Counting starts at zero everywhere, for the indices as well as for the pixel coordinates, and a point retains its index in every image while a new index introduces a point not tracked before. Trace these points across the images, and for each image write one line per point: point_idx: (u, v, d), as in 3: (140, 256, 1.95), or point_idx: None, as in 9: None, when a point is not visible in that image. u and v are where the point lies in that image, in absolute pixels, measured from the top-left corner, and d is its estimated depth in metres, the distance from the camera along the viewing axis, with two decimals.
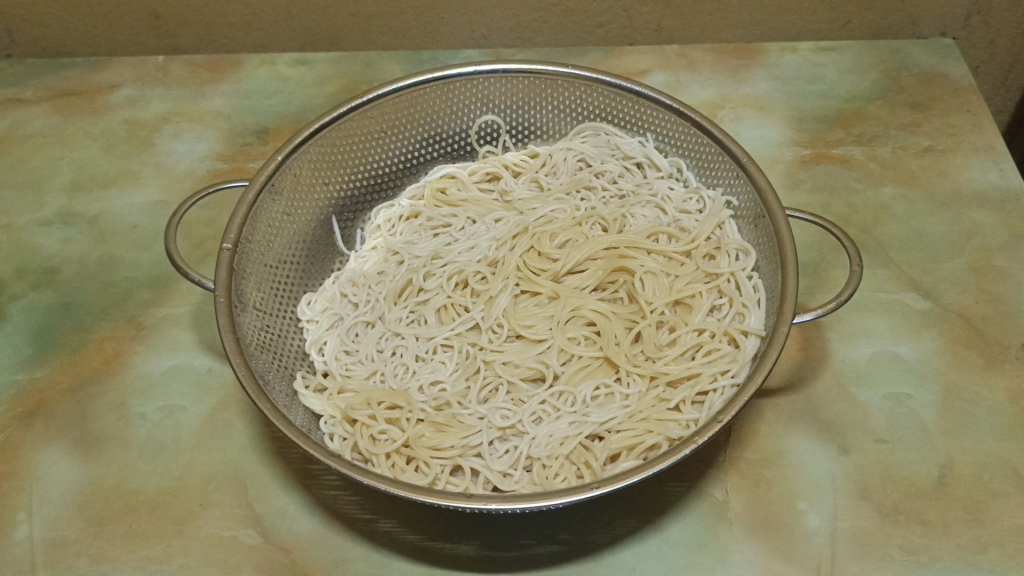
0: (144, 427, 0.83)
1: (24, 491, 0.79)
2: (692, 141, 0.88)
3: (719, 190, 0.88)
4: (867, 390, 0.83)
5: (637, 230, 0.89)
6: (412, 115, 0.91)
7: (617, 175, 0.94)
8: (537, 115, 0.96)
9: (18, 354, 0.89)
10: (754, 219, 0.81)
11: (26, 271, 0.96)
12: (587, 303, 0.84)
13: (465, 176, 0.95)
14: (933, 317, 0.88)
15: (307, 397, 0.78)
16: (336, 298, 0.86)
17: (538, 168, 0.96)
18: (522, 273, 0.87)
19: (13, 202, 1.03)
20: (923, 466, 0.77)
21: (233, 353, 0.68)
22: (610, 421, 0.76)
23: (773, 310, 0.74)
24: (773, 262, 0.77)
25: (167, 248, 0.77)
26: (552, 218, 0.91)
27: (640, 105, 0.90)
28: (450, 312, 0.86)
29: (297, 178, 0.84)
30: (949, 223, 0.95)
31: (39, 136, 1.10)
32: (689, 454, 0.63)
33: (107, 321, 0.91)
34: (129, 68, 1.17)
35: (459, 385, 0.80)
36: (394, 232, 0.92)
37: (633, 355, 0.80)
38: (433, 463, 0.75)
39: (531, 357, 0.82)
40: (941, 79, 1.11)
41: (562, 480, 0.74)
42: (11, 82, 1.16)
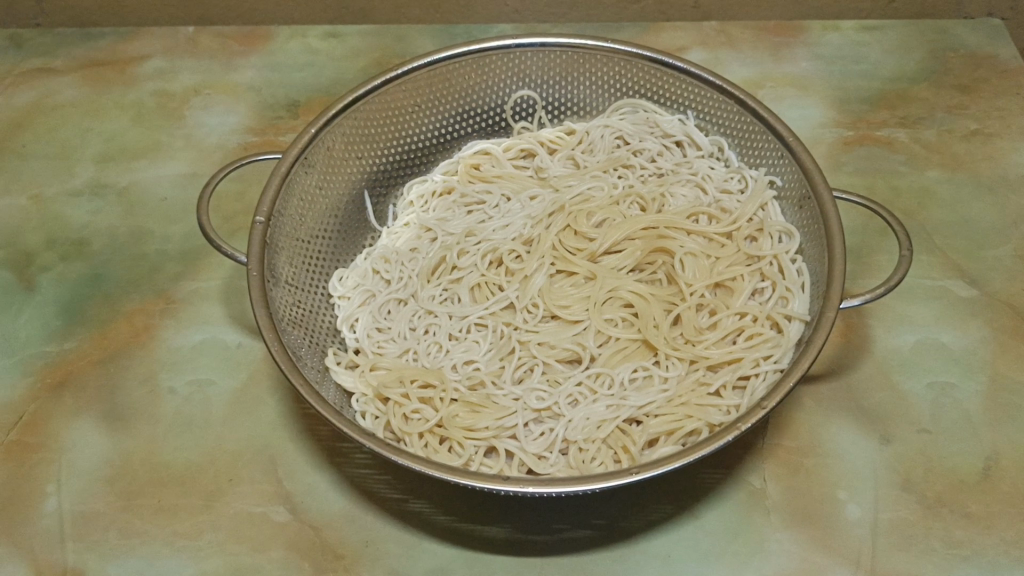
0: (174, 401, 0.82)
1: (53, 464, 0.79)
2: (734, 118, 0.86)
3: (761, 170, 0.85)
4: (909, 378, 0.81)
5: (676, 211, 0.87)
6: (447, 89, 0.89)
7: (656, 154, 0.92)
8: (574, 91, 0.94)
9: (47, 325, 0.88)
10: (799, 200, 0.79)
11: (56, 242, 0.96)
12: (625, 284, 0.82)
13: (500, 152, 0.94)
14: (979, 304, 0.85)
15: (338, 373, 0.77)
16: (368, 274, 0.85)
17: (575, 146, 0.94)
18: (558, 252, 0.85)
19: (43, 172, 1.02)
20: (967, 458, 0.75)
21: (265, 327, 0.67)
22: (648, 405, 0.75)
23: (818, 294, 0.72)
24: (819, 244, 0.74)
25: (199, 220, 0.76)
26: (589, 196, 0.89)
27: (680, 82, 0.88)
28: (483, 291, 0.84)
29: (331, 151, 0.83)
30: (997, 209, 0.93)
31: (68, 106, 1.09)
32: (733, 440, 0.61)
33: (136, 294, 0.90)
34: (159, 39, 1.16)
35: (493, 366, 0.79)
36: (427, 208, 0.91)
37: (672, 339, 0.78)
38: (467, 445, 0.74)
39: (568, 338, 0.80)
40: (989, 60, 1.08)
41: (599, 465, 0.73)
42: (40, 51, 1.15)
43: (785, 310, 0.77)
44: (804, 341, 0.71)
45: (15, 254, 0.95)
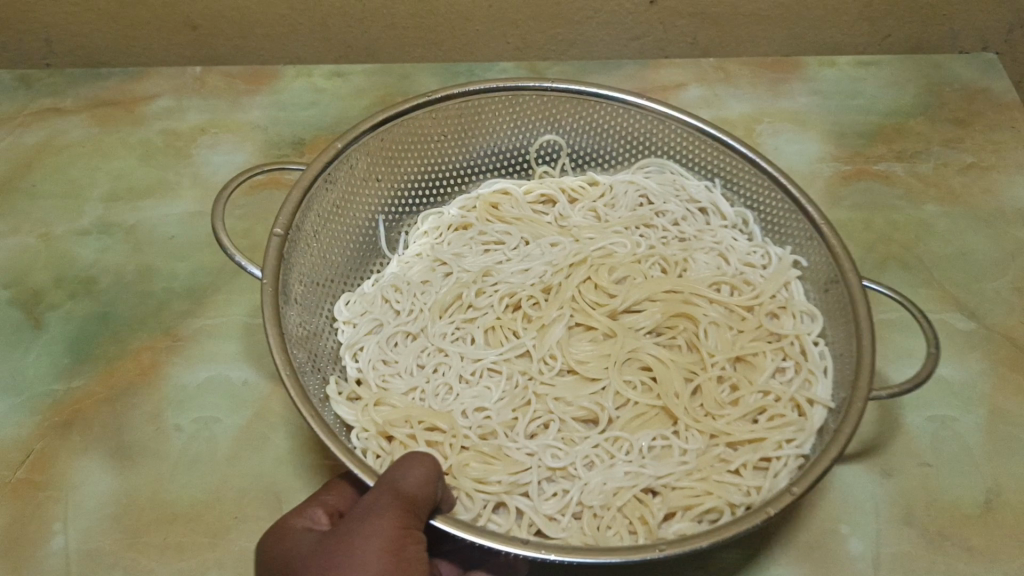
0: (180, 439, 0.83)
1: (60, 502, 0.80)
2: (765, 195, 0.88)
3: (787, 248, 0.88)
4: (911, 411, 0.81)
5: (699, 278, 0.89)
6: (474, 123, 0.91)
7: (679, 218, 0.94)
8: (601, 143, 0.97)
9: (55, 363, 0.89)
10: (825, 284, 0.82)
11: (64, 281, 0.97)
12: (646, 347, 0.84)
13: (520, 194, 0.96)
14: (979, 337, 0.86)
15: (339, 405, 0.78)
16: (376, 301, 0.86)
17: (596, 198, 0.96)
18: (577, 305, 0.86)
19: (52, 211, 1.04)
20: (968, 491, 0.76)
21: (276, 348, 0.67)
22: (667, 477, 0.75)
23: (843, 385, 0.75)
24: (846, 327, 0.75)
25: (214, 224, 0.77)
26: (611, 251, 0.91)
27: (710, 147, 0.90)
28: (498, 334, 0.85)
29: (356, 169, 0.84)
30: (994, 243, 0.94)
31: (77, 146, 1.11)
32: (761, 523, 0.60)
33: (143, 331, 0.91)
34: (167, 79, 1.18)
35: (506, 415, 0.79)
36: (442, 241, 0.93)
37: (691, 410, 0.79)
38: (476, 497, 0.74)
39: (585, 396, 0.81)
40: (984, 94, 1.10)
41: (614, 535, 0.72)
42: (50, 92, 1.18)
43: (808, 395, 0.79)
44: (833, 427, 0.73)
45: (23, 292, 0.96)
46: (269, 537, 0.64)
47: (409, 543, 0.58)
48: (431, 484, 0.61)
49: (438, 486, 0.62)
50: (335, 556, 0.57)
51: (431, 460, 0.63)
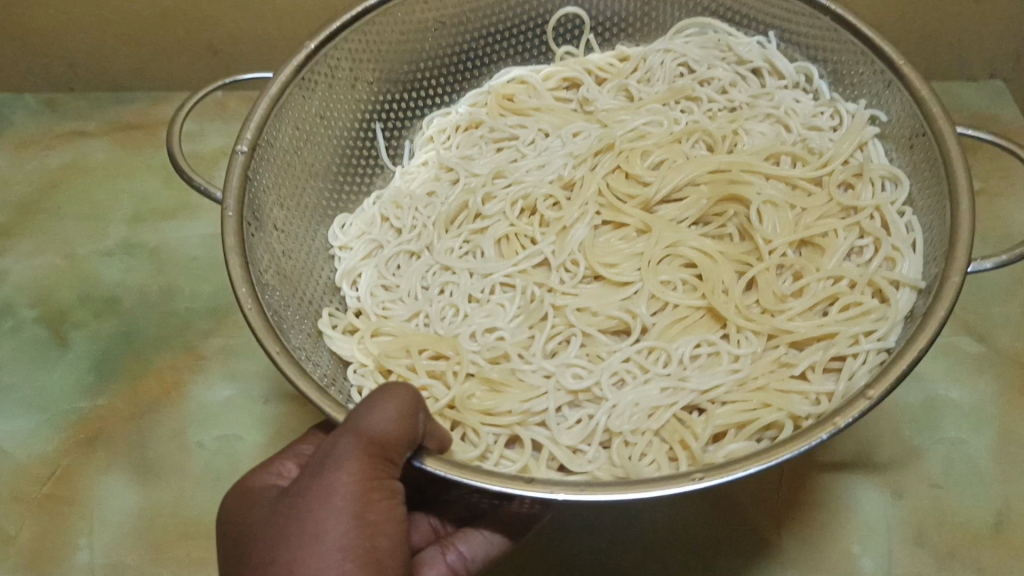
0: (202, 456, 0.85)
1: (84, 518, 0.81)
2: (839, 49, 0.84)
3: (861, 103, 0.84)
4: (921, 433, 0.82)
5: (754, 151, 0.85)
6: (467, 10, 0.90)
7: (727, 83, 0.91)
8: (622, 8, 0.95)
9: (80, 381, 0.91)
10: (909, 139, 0.78)
11: (88, 300, 0.99)
12: (688, 240, 0.80)
13: (537, 81, 0.96)
14: (989, 361, 0.87)
15: (333, 340, 0.78)
16: (375, 222, 0.88)
17: (629, 75, 0.94)
18: (603, 202, 0.84)
19: (76, 232, 1.06)
20: (979, 512, 0.77)
21: (238, 277, 0.66)
22: (713, 391, 0.72)
23: (937, 254, 0.70)
24: (936, 187, 0.72)
25: (171, 148, 0.75)
26: (645, 132, 0.88)
27: (769, 3, 0.87)
28: (512, 244, 0.84)
29: (328, 81, 0.84)
30: (1004, 267, 0.95)
31: (101, 168, 1.13)
32: (825, 439, 0.55)
33: (166, 350, 0.93)
34: (189, 103, 1.21)
35: (520, 335, 0.78)
36: (449, 143, 0.93)
37: (744, 308, 0.76)
38: (483, 433, 0.73)
39: (613, 305, 0.79)
40: (992, 122, 1.12)
41: (648, 462, 0.70)
42: (74, 115, 1.20)
43: (891, 276, 0.74)
44: (920, 310, 0.69)
45: (49, 311, 0.98)
46: (235, 498, 0.61)
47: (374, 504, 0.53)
48: (405, 420, 0.55)
49: (416, 421, 0.57)
50: (293, 517, 0.52)
51: (407, 391, 0.57)
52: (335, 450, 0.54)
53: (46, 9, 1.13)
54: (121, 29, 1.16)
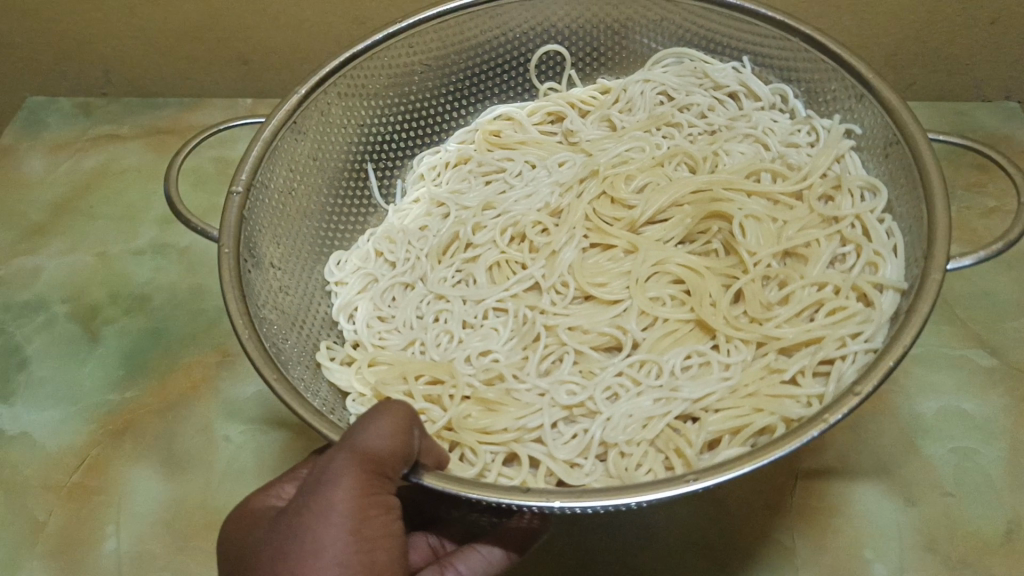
0: (227, 449, 0.87)
1: (112, 506, 0.83)
2: (802, 65, 0.89)
3: (836, 118, 0.88)
4: (931, 444, 0.84)
5: (734, 170, 0.90)
6: (449, 50, 0.95)
7: (706, 108, 0.97)
8: (598, 43, 1.01)
9: (109, 375, 0.94)
10: (883, 148, 0.81)
11: (119, 297, 1.01)
12: (674, 257, 0.85)
13: (523, 117, 1.02)
14: (1000, 374, 0.88)
15: (333, 371, 0.82)
16: (370, 257, 0.93)
17: (611, 105, 1.01)
18: (591, 225, 0.89)
19: (109, 232, 1.09)
20: (990, 520, 0.78)
21: (237, 315, 0.68)
22: (707, 400, 0.75)
23: (916, 257, 0.72)
24: (911, 191, 0.74)
25: (169, 194, 0.77)
26: (628, 157, 0.94)
27: (734, 24, 0.91)
28: (503, 270, 0.89)
29: (318, 122, 0.88)
30: (1017, 283, 0.97)
31: (134, 171, 1.17)
32: (818, 437, 0.57)
33: (195, 347, 0.96)
34: (219, 109, 1.24)
35: (514, 357, 0.82)
36: (439, 181, 0.99)
37: (732, 318, 0.80)
38: (482, 451, 0.77)
39: (604, 322, 0.83)
40: (1007, 140, 1.13)
41: (645, 471, 0.74)
42: (109, 120, 1.24)
43: (874, 280, 0.76)
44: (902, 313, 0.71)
45: (80, 307, 1.01)
46: (238, 520, 0.63)
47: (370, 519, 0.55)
48: (400, 437, 0.57)
49: (412, 439, 0.58)
50: (292, 535, 0.54)
51: (402, 410, 0.58)
52: (332, 467, 0.56)
53: (81, 18, 1.15)
54: (152, 39, 1.18)
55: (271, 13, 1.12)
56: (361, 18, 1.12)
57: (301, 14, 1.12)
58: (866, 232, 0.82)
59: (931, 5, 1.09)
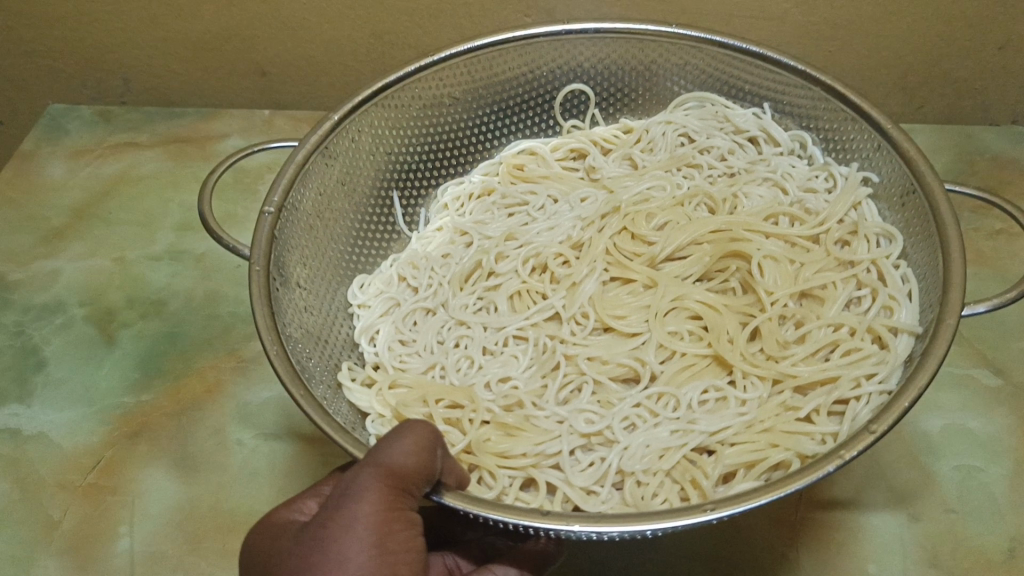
0: (241, 452, 0.88)
1: (126, 506, 0.84)
2: (823, 114, 0.92)
3: (853, 166, 0.92)
4: (937, 461, 0.85)
5: (754, 212, 0.92)
6: (479, 85, 0.98)
7: (725, 151, 1.00)
8: (623, 85, 1.04)
9: (125, 377, 0.95)
10: (899, 197, 0.84)
11: (136, 301, 1.03)
12: (694, 293, 0.87)
13: (546, 151, 1.04)
14: (1006, 394, 0.89)
15: (352, 392, 0.83)
16: (393, 281, 0.94)
17: (633, 144, 1.03)
18: (612, 259, 0.92)
19: (127, 237, 1.11)
20: (993, 537, 0.79)
21: (265, 331, 0.69)
22: (722, 433, 0.77)
23: (930, 302, 0.75)
24: (927, 237, 0.77)
25: (201, 209, 0.81)
26: (649, 196, 0.97)
27: (756, 72, 0.94)
28: (524, 299, 0.91)
29: (348, 149, 0.90)
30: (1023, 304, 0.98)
31: (152, 178, 1.19)
32: (834, 471, 0.59)
33: (210, 351, 0.97)
34: (237, 119, 1.27)
35: (534, 384, 0.84)
36: (463, 211, 1.01)
37: (749, 355, 0.82)
38: (499, 475, 0.78)
39: (623, 352, 0.85)
40: (1015, 164, 1.15)
41: (660, 500, 0.75)
42: (129, 127, 1.27)
43: (890, 323, 0.79)
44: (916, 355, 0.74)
45: (98, 310, 1.02)
46: (259, 534, 0.64)
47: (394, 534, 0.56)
48: (423, 454, 0.59)
49: (435, 457, 0.60)
50: (317, 550, 0.55)
51: (426, 429, 0.61)
52: (356, 483, 0.57)
53: (104, 27, 1.17)
54: (173, 49, 1.20)
55: (291, 25, 1.14)
56: (379, 32, 1.14)
57: (321, 27, 1.14)
58: (880, 277, 0.85)
59: (943, 29, 1.10)
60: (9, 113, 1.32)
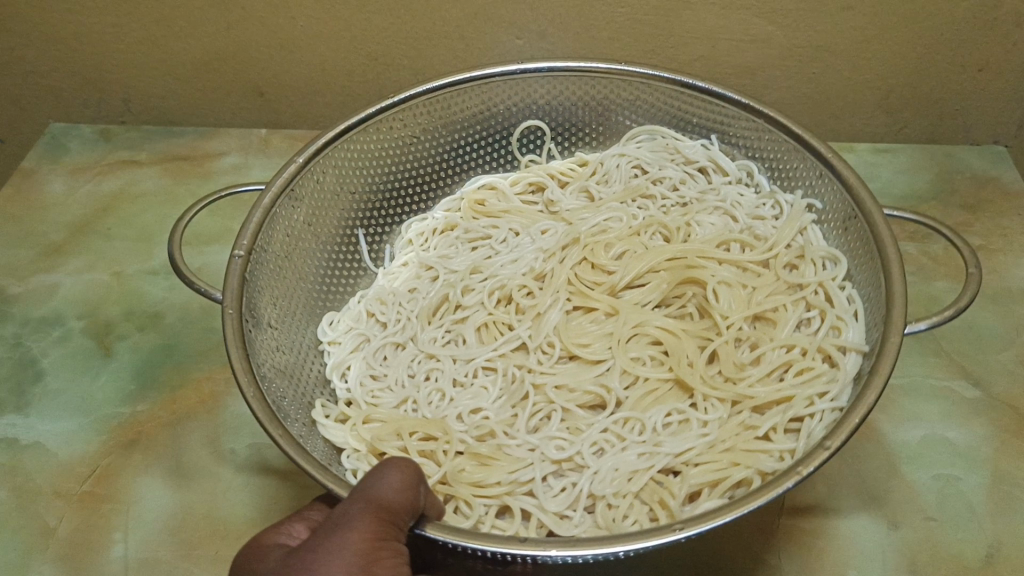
0: (234, 462, 0.90)
1: (120, 513, 0.86)
2: (766, 140, 0.97)
3: (798, 194, 0.96)
4: (915, 470, 0.87)
5: (706, 239, 0.96)
6: (438, 123, 1.01)
7: (678, 181, 1.04)
8: (578, 121, 1.08)
9: (121, 388, 0.97)
10: (842, 223, 0.88)
11: (133, 315, 1.05)
12: (652, 320, 0.90)
13: (506, 186, 1.07)
14: (983, 405, 0.92)
15: (327, 428, 0.84)
16: (362, 317, 0.96)
17: (588, 177, 1.06)
18: (573, 287, 0.94)
19: (126, 252, 1.14)
20: (972, 544, 0.80)
21: (241, 372, 0.71)
22: (687, 455, 0.80)
23: (874, 322, 0.79)
24: (870, 260, 0.81)
25: (171, 254, 0.84)
26: (607, 227, 1.00)
27: (701, 104, 0.99)
28: (491, 331, 0.93)
29: (313, 190, 0.93)
30: (1001, 318, 1.00)
31: (151, 196, 1.22)
32: (793, 486, 0.62)
33: (205, 363, 0.99)
34: (234, 138, 1.29)
35: (504, 414, 0.85)
36: (428, 246, 1.03)
37: (708, 378, 0.85)
38: (476, 504, 0.79)
39: (589, 380, 0.87)
40: (993, 183, 1.17)
41: (631, 523, 0.77)
42: (128, 146, 1.29)
43: (838, 343, 0.83)
44: (864, 372, 0.78)
45: (95, 323, 1.04)
46: (248, 555, 0.65)
47: (381, 562, 0.58)
48: (409, 491, 0.61)
49: (420, 494, 0.62)
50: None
51: (411, 466, 0.63)
52: (343, 516, 0.59)
53: (105, 48, 1.20)
54: (172, 70, 1.23)
55: (289, 48, 1.17)
56: (373, 54, 1.17)
57: (316, 49, 1.17)
58: (829, 299, 0.89)
59: (922, 51, 1.13)
60: (11, 133, 1.35)
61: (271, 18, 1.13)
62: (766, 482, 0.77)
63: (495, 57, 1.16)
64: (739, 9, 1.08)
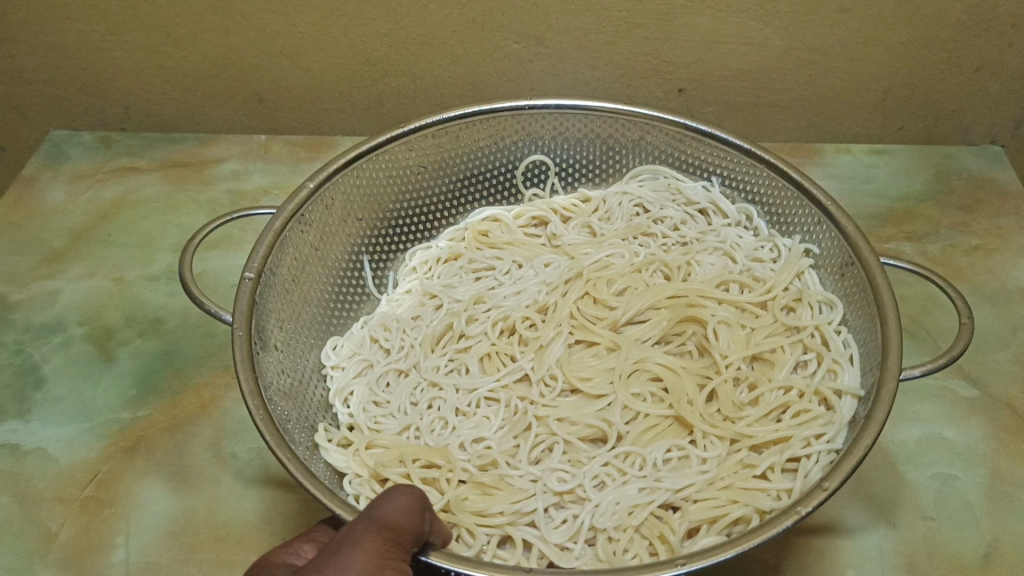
0: (234, 466, 0.90)
1: (121, 518, 0.86)
2: (767, 185, 0.97)
3: (795, 239, 0.97)
4: (914, 469, 0.87)
5: (706, 280, 0.97)
6: (446, 153, 1.02)
7: (678, 222, 1.05)
8: (581, 157, 1.08)
9: (122, 394, 0.98)
10: (839, 268, 0.89)
11: (134, 320, 1.06)
12: (651, 357, 0.91)
13: (509, 219, 1.07)
14: (981, 404, 0.92)
15: (328, 452, 0.85)
16: (365, 342, 0.96)
17: (591, 214, 1.07)
18: (576, 321, 0.95)
19: (126, 259, 1.14)
20: (969, 543, 0.81)
21: (251, 395, 0.72)
22: (686, 491, 0.81)
23: (870, 368, 0.80)
24: (865, 307, 0.82)
25: (183, 271, 0.85)
26: (608, 263, 1.01)
27: (701, 147, 1.01)
28: (493, 361, 0.94)
29: (321, 217, 0.93)
30: (998, 317, 1.00)
31: (151, 202, 1.23)
32: (792, 526, 0.63)
33: (205, 369, 1.00)
34: (234, 144, 1.30)
35: (506, 445, 0.86)
36: (431, 274, 1.03)
37: (708, 416, 0.86)
38: (478, 534, 0.80)
39: (591, 415, 0.88)
40: (990, 183, 1.18)
41: (631, 557, 0.77)
42: (127, 153, 1.30)
43: (834, 386, 0.84)
44: (859, 417, 0.79)
45: (96, 329, 1.05)
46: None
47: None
48: (412, 514, 0.62)
49: (424, 520, 0.63)
50: None
51: (416, 492, 0.64)
52: (349, 536, 0.59)
53: (105, 57, 1.21)
54: (172, 78, 1.23)
55: (287, 52, 1.18)
56: (372, 59, 1.17)
57: (316, 54, 1.17)
58: (824, 341, 0.90)
59: (918, 53, 1.14)
60: (12, 142, 1.35)
61: (270, 24, 1.14)
62: (764, 521, 0.78)
63: (494, 64, 1.17)
64: (735, 12, 1.09)
